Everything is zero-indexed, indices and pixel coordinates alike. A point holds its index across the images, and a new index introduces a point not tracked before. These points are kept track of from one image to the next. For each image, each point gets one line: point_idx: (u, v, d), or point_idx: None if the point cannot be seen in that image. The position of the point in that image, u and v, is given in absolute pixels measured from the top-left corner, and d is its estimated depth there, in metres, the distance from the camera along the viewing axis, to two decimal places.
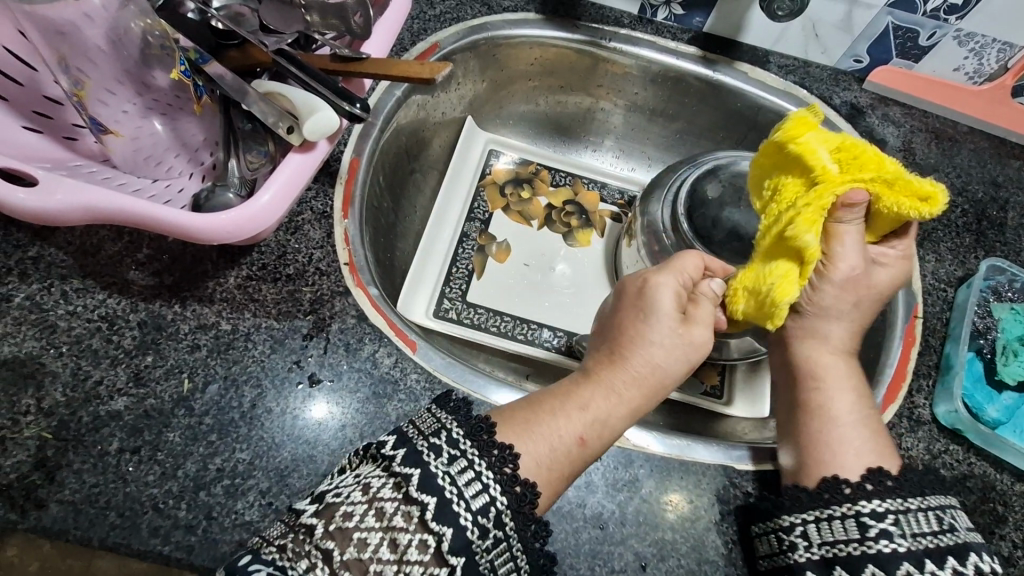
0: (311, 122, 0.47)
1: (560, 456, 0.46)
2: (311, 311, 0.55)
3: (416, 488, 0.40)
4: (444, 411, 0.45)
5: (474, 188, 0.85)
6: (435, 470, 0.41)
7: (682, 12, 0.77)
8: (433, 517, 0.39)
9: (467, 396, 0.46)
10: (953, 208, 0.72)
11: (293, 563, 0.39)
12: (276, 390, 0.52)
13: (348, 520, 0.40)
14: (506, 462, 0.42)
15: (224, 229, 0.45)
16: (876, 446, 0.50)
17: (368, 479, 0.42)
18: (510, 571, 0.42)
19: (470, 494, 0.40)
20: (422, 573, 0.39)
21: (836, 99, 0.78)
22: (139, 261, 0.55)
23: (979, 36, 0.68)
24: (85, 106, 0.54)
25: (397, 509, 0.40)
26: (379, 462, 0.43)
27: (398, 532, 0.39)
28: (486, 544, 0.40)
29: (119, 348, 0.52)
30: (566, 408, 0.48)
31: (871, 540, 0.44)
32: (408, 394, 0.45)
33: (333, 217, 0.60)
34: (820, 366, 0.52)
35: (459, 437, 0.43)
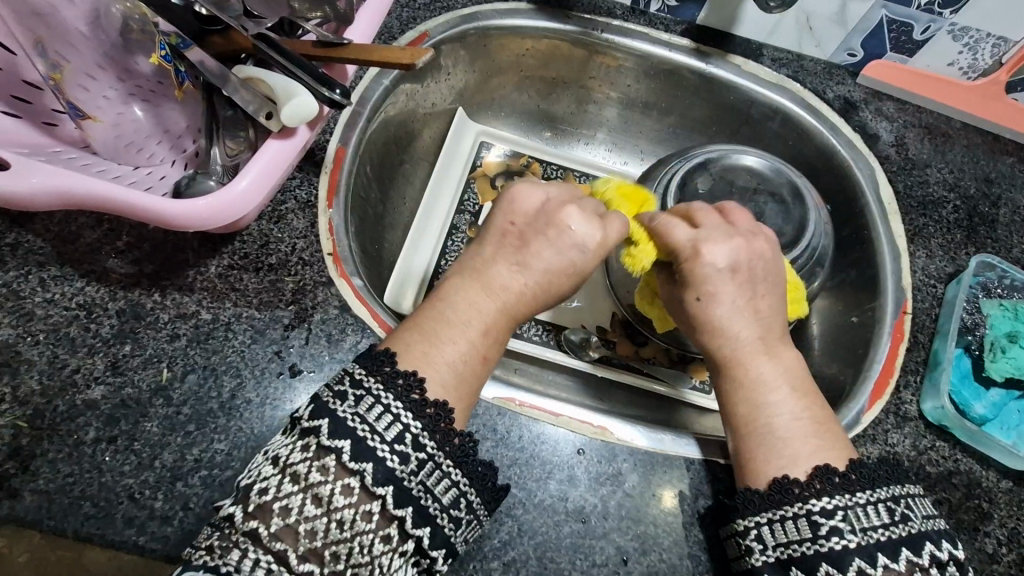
0: (290, 107, 0.46)
1: (462, 371, 0.46)
2: (293, 301, 0.55)
3: (348, 458, 0.39)
4: (398, 402, 0.41)
5: (464, 179, 0.84)
6: (342, 414, 0.40)
7: (675, 4, 0.76)
8: (374, 482, 0.39)
9: (417, 379, 0.43)
10: (945, 204, 0.71)
11: (230, 554, 0.38)
12: (256, 381, 0.51)
13: (287, 514, 0.39)
14: (412, 388, 0.42)
15: (204, 216, 0.44)
16: (821, 441, 0.47)
17: (276, 452, 0.41)
18: (459, 499, 0.42)
19: (386, 432, 0.40)
20: (377, 537, 0.40)
21: (829, 92, 0.77)
22: (118, 249, 0.54)
23: (973, 30, 0.67)
24: (63, 90, 0.53)
25: (364, 511, 0.39)
26: (294, 438, 0.41)
27: (339, 509, 0.39)
28: (414, 469, 0.40)
29: (97, 337, 0.51)
30: (454, 323, 0.47)
31: (823, 538, 0.43)
32: (363, 391, 0.42)
33: (317, 207, 0.59)
34: (751, 356, 0.51)
35: (362, 378, 0.42)
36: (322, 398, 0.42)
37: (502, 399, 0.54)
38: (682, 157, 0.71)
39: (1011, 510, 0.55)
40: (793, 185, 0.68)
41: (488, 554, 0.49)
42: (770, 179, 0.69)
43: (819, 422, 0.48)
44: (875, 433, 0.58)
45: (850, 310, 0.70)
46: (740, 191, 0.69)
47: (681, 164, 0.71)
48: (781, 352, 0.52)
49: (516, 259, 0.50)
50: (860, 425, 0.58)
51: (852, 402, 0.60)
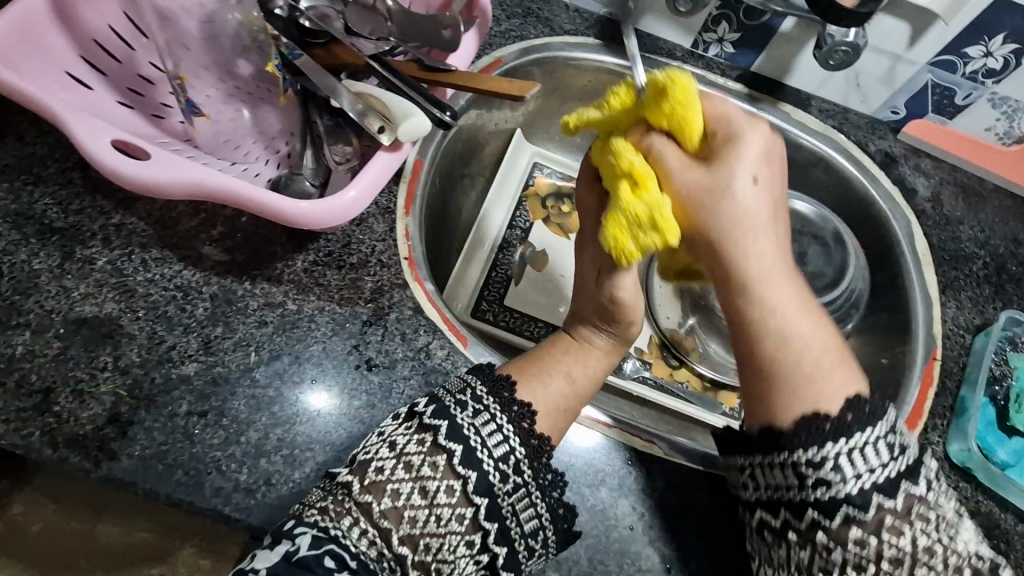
0: (409, 124, 0.50)
1: (559, 406, 0.52)
2: (371, 299, 0.59)
3: (459, 461, 0.45)
4: (511, 425, 0.48)
5: (517, 198, 0.89)
6: (460, 421, 0.46)
7: (733, 51, 0.81)
8: (475, 491, 0.45)
9: (528, 408, 0.49)
10: (975, 259, 0.75)
11: (342, 521, 0.44)
12: (335, 370, 0.55)
13: (398, 497, 0.44)
14: (524, 417, 0.49)
15: (311, 218, 0.48)
16: (844, 380, 0.47)
17: (393, 438, 0.46)
18: (536, 531, 0.47)
19: (495, 449, 0.46)
20: (463, 540, 0.45)
21: (871, 145, 0.82)
22: (213, 237, 0.58)
23: (1012, 100, 0.73)
24: (184, 89, 0.59)
25: (460, 513, 0.45)
26: (412, 429, 0.47)
27: (440, 505, 0.44)
28: (508, 491, 0.46)
29: (192, 317, 0.55)
30: (557, 359, 0.54)
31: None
32: (482, 407, 0.48)
33: (396, 214, 0.63)
34: (788, 335, 0.47)
35: (481, 394, 0.49)
36: (444, 402, 0.47)
37: None
38: None
39: None
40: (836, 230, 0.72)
41: None
42: (811, 221, 0.74)
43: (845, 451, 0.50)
44: None
45: (880, 352, 0.74)
46: None
47: None
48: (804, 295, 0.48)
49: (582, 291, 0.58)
50: None
51: None
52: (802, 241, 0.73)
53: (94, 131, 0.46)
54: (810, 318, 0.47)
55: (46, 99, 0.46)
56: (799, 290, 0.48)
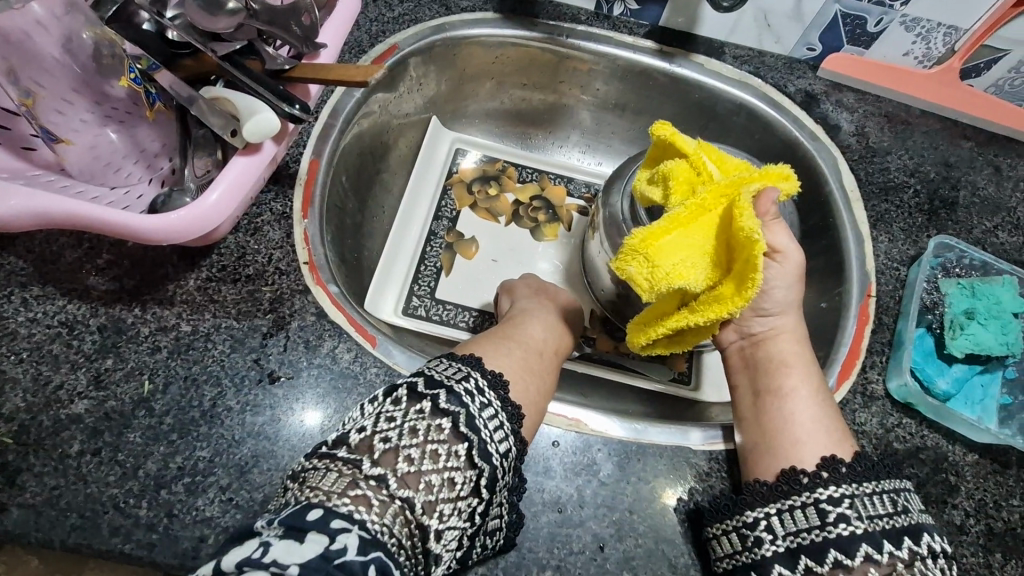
0: (250, 125, 0.47)
1: (534, 388, 0.53)
2: (270, 310, 0.56)
3: (477, 452, 0.44)
4: (512, 421, 0.48)
5: (441, 187, 0.86)
6: (474, 412, 0.45)
7: (638, 7, 0.78)
8: (486, 484, 0.44)
9: (501, 380, 0.49)
10: (906, 189, 0.73)
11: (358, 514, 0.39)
12: (236, 388, 0.52)
13: (429, 490, 0.42)
14: (515, 419, 0.48)
15: (176, 229, 0.46)
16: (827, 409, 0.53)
17: (404, 423, 0.44)
18: (496, 531, 0.46)
19: (501, 442, 0.46)
20: (455, 535, 0.43)
21: (790, 86, 0.79)
22: (98, 267, 0.56)
23: (924, 19, 0.71)
24: (35, 114, 0.54)
25: (461, 507, 0.43)
26: (423, 415, 0.44)
27: (450, 501, 0.42)
28: (503, 484, 0.45)
29: (79, 352, 0.52)
30: (526, 344, 0.57)
31: (831, 525, 0.45)
32: (488, 400, 0.47)
33: (293, 218, 0.61)
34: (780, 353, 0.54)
35: (483, 386, 0.48)
36: (455, 391, 0.46)
37: None
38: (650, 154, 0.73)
39: (978, 481, 0.56)
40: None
41: None
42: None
43: (821, 394, 0.53)
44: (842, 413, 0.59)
45: (819, 296, 0.72)
46: None
47: None
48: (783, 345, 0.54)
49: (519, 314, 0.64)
50: None
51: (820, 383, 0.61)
52: None
53: None
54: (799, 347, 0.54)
55: None
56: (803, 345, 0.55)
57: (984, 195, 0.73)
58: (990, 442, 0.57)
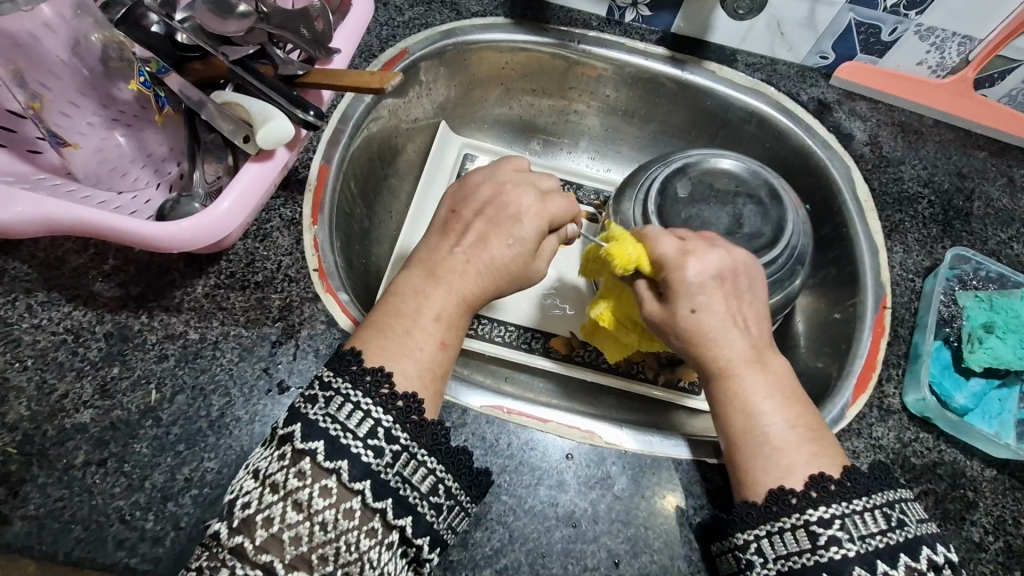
0: (263, 130, 0.47)
1: (431, 366, 0.47)
2: (280, 318, 0.55)
3: (322, 458, 0.40)
4: (369, 399, 0.43)
5: (450, 190, 0.85)
6: (314, 417, 0.42)
7: (649, 13, 0.78)
8: (352, 478, 0.41)
9: (383, 373, 0.44)
10: (920, 199, 0.73)
11: (218, 574, 0.40)
12: (244, 398, 0.51)
13: (271, 524, 0.40)
14: (381, 383, 0.44)
15: (186, 237, 0.45)
16: (798, 419, 0.49)
17: (258, 465, 0.43)
18: (439, 485, 0.43)
19: (359, 429, 0.42)
20: (362, 532, 0.41)
21: (803, 95, 0.79)
22: (105, 273, 0.55)
23: (939, 30, 0.71)
24: (42, 119, 0.53)
25: (346, 509, 0.41)
26: (273, 449, 0.43)
27: (319, 510, 0.40)
28: (389, 462, 0.42)
29: (85, 360, 0.51)
30: (415, 317, 0.49)
31: (823, 548, 0.43)
32: (333, 392, 0.43)
33: (302, 224, 0.60)
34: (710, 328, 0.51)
35: (329, 379, 0.44)
36: (295, 406, 0.43)
37: (490, 407, 0.55)
38: (661, 162, 0.72)
39: (997, 498, 0.56)
40: (771, 185, 0.69)
41: (480, 562, 0.49)
42: (742, 175, 0.71)
43: (783, 381, 0.50)
44: (859, 427, 0.59)
45: (832, 307, 0.71)
46: (717, 194, 0.70)
47: (661, 169, 0.72)
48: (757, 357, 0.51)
49: (460, 245, 0.53)
50: (845, 419, 0.59)
51: (836, 397, 0.61)
52: (737, 202, 0.69)
53: None
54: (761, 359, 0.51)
55: None
56: (766, 360, 0.51)
57: (998, 206, 0.73)
58: (1010, 457, 0.56)
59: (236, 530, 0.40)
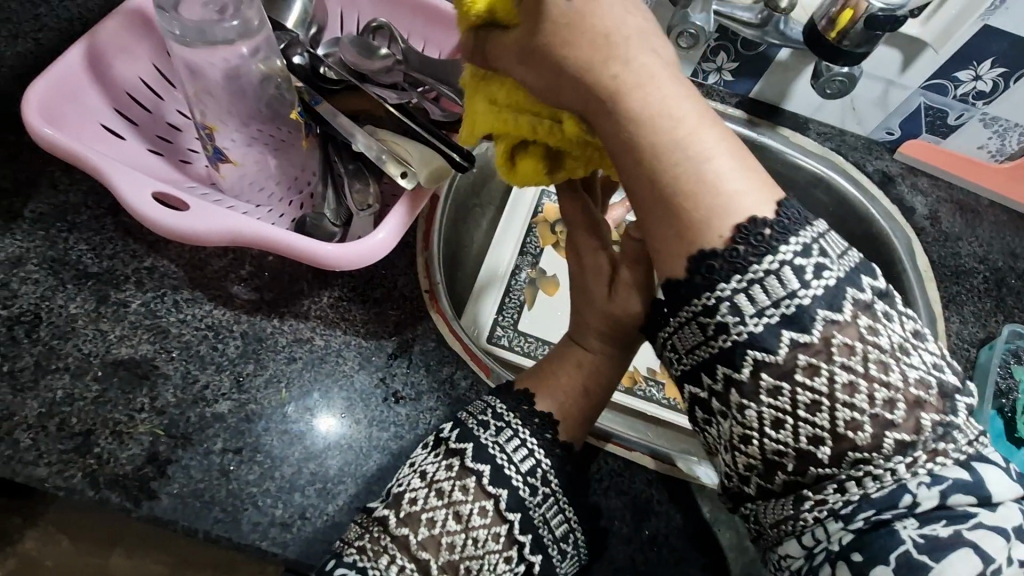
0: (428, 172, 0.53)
1: (577, 409, 0.53)
2: (396, 332, 0.61)
3: (469, 459, 0.47)
4: (534, 438, 0.49)
5: (527, 225, 0.91)
6: (485, 442, 0.48)
7: (732, 79, 0.85)
8: (507, 508, 0.46)
9: (551, 420, 0.51)
10: (976, 274, 0.78)
11: (380, 558, 0.46)
12: (363, 404, 0.56)
13: (433, 526, 0.45)
14: (547, 429, 0.50)
15: (342, 257, 0.51)
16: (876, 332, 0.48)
17: (424, 467, 0.49)
18: (569, 535, 0.49)
19: (521, 463, 0.48)
20: (490, 533, 0.46)
21: (869, 166, 0.85)
22: (242, 277, 0.61)
23: (1003, 120, 0.78)
24: (214, 137, 0.60)
25: (481, 507, 0.46)
26: (440, 455, 0.49)
27: (475, 527, 0.45)
28: (539, 502, 0.47)
29: (223, 355, 0.57)
30: (569, 366, 0.54)
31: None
32: (503, 424, 0.49)
33: (416, 248, 0.66)
34: (654, 115, 0.39)
35: (502, 413, 0.50)
36: (468, 426, 0.49)
37: None
38: None
39: None
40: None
41: None
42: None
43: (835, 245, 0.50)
44: None
45: None
46: None
47: None
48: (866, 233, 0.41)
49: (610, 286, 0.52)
50: None
51: None
52: None
53: (130, 182, 0.49)
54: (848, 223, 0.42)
55: (89, 156, 0.50)
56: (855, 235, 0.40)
57: None
58: None
59: (402, 522, 0.46)
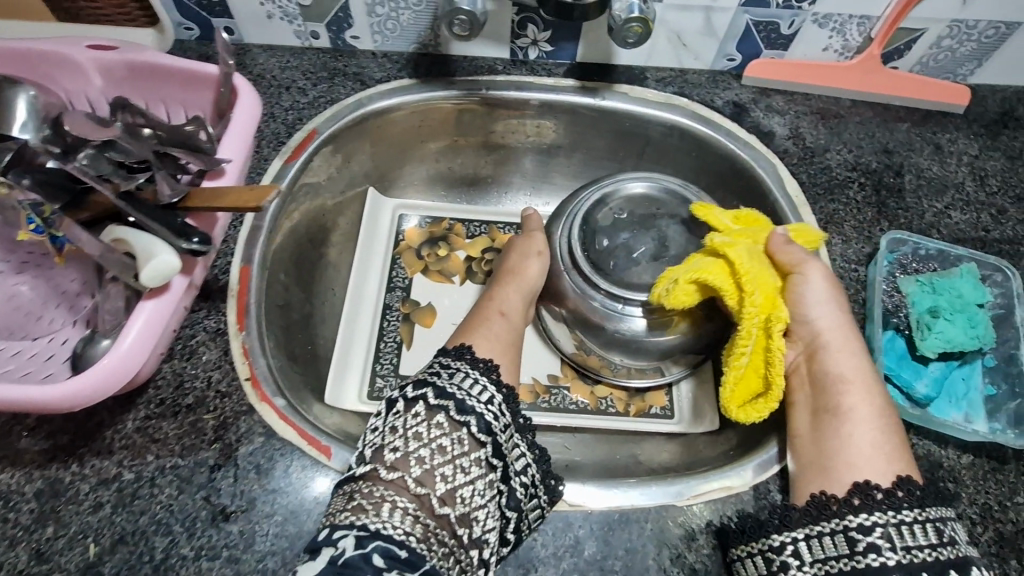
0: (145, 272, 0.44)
1: (507, 344, 0.60)
2: (216, 439, 0.53)
3: (455, 412, 0.49)
4: (484, 376, 0.52)
5: (390, 257, 0.85)
6: (444, 385, 0.50)
7: (552, 48, 0.78)
8: (479, 432, 0.49)
9: (493, 363, 0.54)
10: (850, 184, 0.72)
11: (381, 509, 0.44)
12: (188, 534, 0.49)
13: (422, 462, 0.46)
14: (491, 370, 0.53)
15: (89, 390, 0.43)
16: (893, 439, 0.51)
17: (395, 426, 0.49)
18: (526, 468, 0.51)
19: (479, 394, 0.50)
20: (470, 460, 0.48)
21: (718, 100, 0.78)
22: (29, 426, 0.53)
23: (835, 15, 0.72)
24: None
25: (463, 442, 0.48)
26: (403, 412, 0.49)
27: (457, 457, 0.47)
28: (501, 428, 0.50)
29: (16, 526, 0.49)
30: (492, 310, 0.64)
31: (861, 555, 0.45)
32: (455, 368, 0.52)
33: (229, 333, 0.59)
34: (839, 369, 0.54)
35: (447, 361, 0.54)
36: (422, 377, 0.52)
37: None
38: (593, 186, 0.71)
39: (978, 485, 0.54)
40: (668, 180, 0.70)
41: None
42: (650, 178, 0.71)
43: (863, 377, 0.54)
44: None
45: None
46: (641, 218, 0.69)
47: (587, 195, 0.70)
48: (847, 349, 0.55)
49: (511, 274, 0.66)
50: None
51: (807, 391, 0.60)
52: (661, 224, 0.69)
53: None
54: (856, 360, 0.55)
55: None
56: (851, 348, 0.55)
57: (929, 176, 0.73)
58: (982, 440, 0.55)
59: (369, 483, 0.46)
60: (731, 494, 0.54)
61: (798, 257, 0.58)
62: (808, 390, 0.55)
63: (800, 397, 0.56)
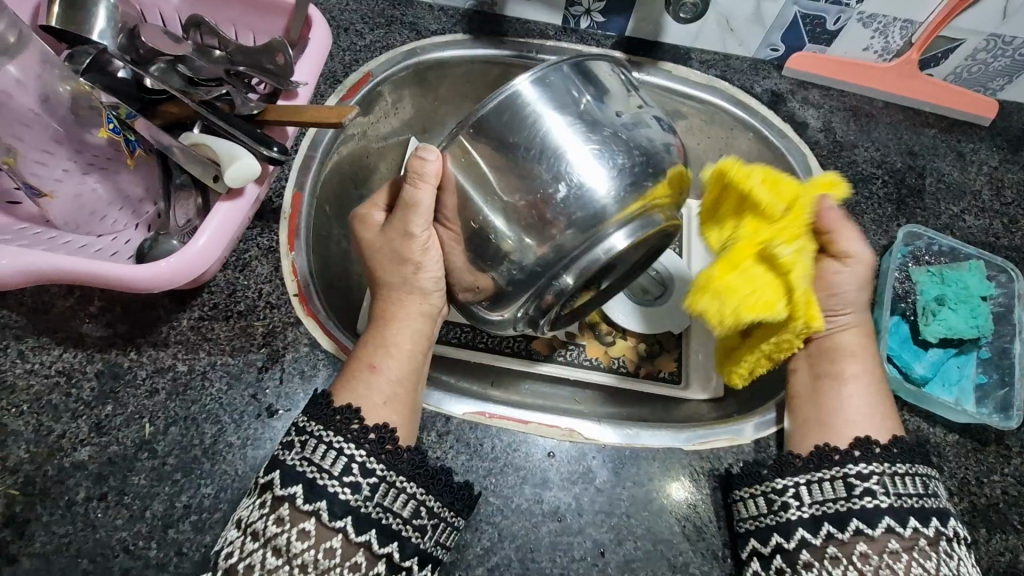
0: (230, 170, 0.49)
1: (395, 396, 0.54)
2: (265, 344, 0.57)
3: (301, 500, 0.45)
4: (340, 438, 0.48)
5: None
6: (292, 462, 0.47)
7: (603, 19, 0.81)
8: (331, 517, 0.45)
9: (353, 410, 0.50)
10: (874, 180, 0.76)
11: None
12: (236, 424, 0.54)
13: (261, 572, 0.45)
14: (352, 420, 0.49)
15: (166, 276, 0.47)
16: (887, 404, 0.56)
17: (252, 523, 0.46)
18: (419, 510, 0.48)
19: (333, 468, 0.47)
20: (320, 551, 0.45)
21: (757, 87, 0.81)
22: (91, 314, 0.56)
23: (880, 16, 0.74)
24: (17, 171, 0.53)
25: (327, 548, 0.45)
26: (257, 499, 0.47)
27: (300, 552, 0.45)
28: (366, 496, 0.46)
29: (78, 400, 0.53)
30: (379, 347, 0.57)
31: (857, 497, 0.49)
32: (308, 436, 0.48)
33: (280, 251, 0.62)
34: (842, 343, 0.58)
35: (302, 425, 0.49)
36: (275, 453, 0.48)
37: (471, 413, 0.58)
38: None
39: (960, 461, 0.59)
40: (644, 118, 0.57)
41: (472, 561, 0.51)
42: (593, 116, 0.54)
43: (865, 353, 0.58)
44: None
45: None
46: None
47: None
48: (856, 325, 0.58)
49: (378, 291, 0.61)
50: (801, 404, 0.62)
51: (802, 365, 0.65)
52: None
53: None
54: (860, 336, 0.59)
55: None
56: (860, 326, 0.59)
57: (949, 180, 0.77)
58: (970, 422, 0.59)
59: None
60: (734, 445, 0.58)
61: (855, 247, 0.57)
62: (804, 359, 0.60)
63: (800, 363, 0.60)
